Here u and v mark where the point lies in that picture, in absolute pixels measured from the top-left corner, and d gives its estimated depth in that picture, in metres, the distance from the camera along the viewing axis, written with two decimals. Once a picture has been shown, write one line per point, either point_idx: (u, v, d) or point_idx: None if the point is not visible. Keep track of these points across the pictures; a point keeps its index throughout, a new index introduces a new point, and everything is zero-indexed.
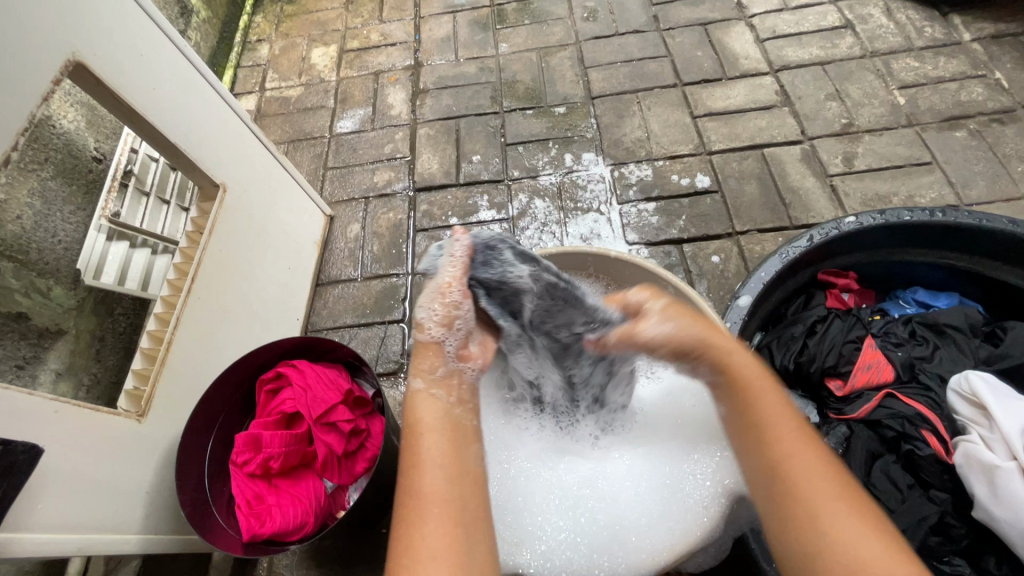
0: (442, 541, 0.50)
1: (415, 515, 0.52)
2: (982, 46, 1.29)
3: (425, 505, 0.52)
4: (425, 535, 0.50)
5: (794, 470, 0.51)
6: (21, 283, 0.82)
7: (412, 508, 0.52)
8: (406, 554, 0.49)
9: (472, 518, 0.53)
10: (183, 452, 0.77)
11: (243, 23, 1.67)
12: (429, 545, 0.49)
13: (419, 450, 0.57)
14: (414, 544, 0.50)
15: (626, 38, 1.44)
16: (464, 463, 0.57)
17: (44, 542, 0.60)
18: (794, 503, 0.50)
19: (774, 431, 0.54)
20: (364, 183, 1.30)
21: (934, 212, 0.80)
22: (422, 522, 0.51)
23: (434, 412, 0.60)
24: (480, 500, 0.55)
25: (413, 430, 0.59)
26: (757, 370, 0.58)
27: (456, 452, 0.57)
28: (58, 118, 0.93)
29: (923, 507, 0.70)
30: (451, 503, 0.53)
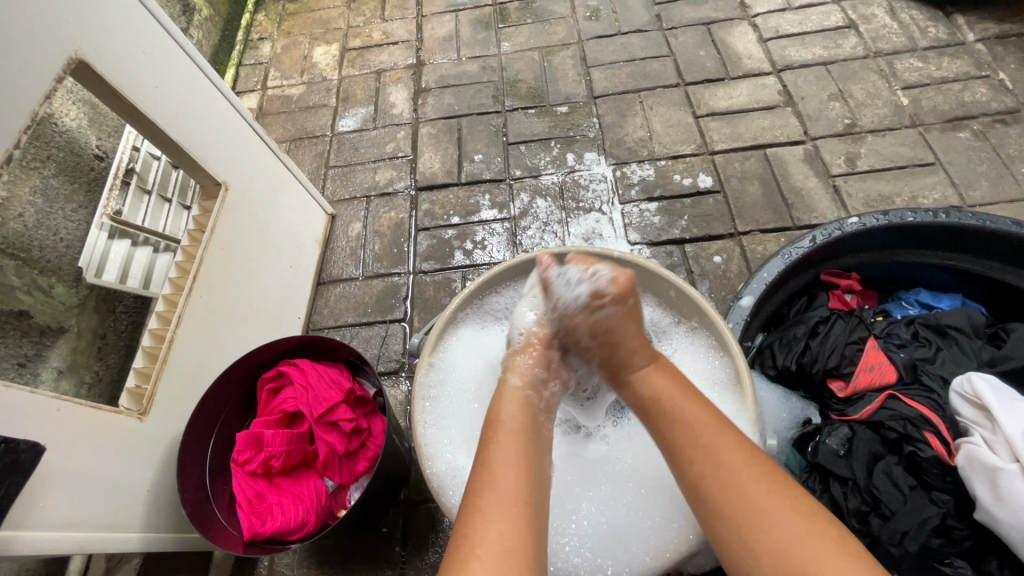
0: (512, 539, 0.50)
1: (488, 508, 0.52)
2: (986, 46, 1.29)
3: (497, 500, 0.53)
4: (492, 530, 0.51)
5: (714, 480, 0.56)
6: (23, 281, 0.82)
7: (485, 501, 0.53)
8: (475, 546, 0.50)
9: (541, 527, 0.54)
10: (186, 450, 0.77)
11: (245, 22, 1.66)
12: (499, 541, 0.50)
13: (498, 448, 0.58)
14: (483, 537, 0.50)
15: (628, 37, 1.44)
16: (540, 471, 0.58)
17: (44, 540, 0.60)
18: (725, 511, 0.54)
19: (693, 439, 0.59)
20: (365, 182, 1.30)
21: (937, 213, 0.79)
22: (493, 516, 0.52)
23: (516, 408, 0.64)
24: (545, 508, 0.56)
25: (493, 427, 0.61)
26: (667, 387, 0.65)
27: (534, 458, 0.58)
28: (60, 116, 0.94)
29: (924, 509, 0.69)
30: (521, 503, 0.53)
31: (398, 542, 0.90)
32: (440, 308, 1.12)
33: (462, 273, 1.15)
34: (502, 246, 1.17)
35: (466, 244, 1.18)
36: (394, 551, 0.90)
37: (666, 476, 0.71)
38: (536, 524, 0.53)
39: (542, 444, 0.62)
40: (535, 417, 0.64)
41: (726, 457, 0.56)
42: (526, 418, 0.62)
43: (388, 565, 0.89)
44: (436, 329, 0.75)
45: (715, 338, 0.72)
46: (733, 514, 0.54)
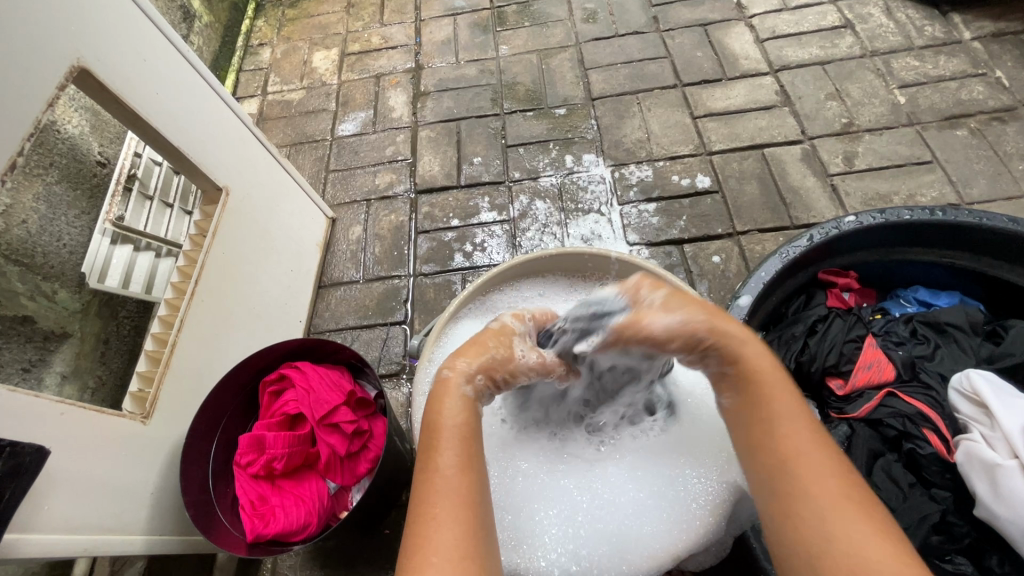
0: (463, 543, 0.50)
1: (438, 514, 0.52)
2: (983, 44, 1.29)
3: (444, 503, 0.53)
4: (443, 536, 0.50)
5: (797, 463, 0.53)
6: (26, 287, 0.83)
7: (434, 506, 0.53)
8: (425, 553, 0.49)
9: (485, 522, 0.54)
10: (189, 452, 0.78)
11: (245, 28, 1.67)
12: (450, 546, 0.50)
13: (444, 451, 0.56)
14: (434, 543, 0.50)
15: (625, 39, 1.45)
16: (481, 468, 0.58)
17: (50, 542, 0.60)
18: (799, 491, 0.52)
19: (770, 423, 0.56)
20: (366, 185, 1.31)
21: (934, 212, 0.80)
22: (438, 525, 0.51)
23: (462, 409, 0.60)
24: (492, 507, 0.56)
25: (434, 432, 0.58)
26: (764, 366, 0.59)
27: (476, 456, 0.58)
28: (63, 123, 0.94)
29: (924, 505, 0.70)
30: (467, 504, 0.53)
31: (400, 543, 0.91)
32: (441, 310, 1.13)
33: (462, 275, 1.16)
34: (502, 248, 1.18)
35: (466, 246, 1.19)
36: (397, 552, 0.90)
37: (661, 474, 0.71)
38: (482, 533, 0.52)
39: (483, 441, 0.61)
40: (476, 417, 0.60)
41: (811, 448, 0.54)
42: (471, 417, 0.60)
43: (391, 566, 0.89)
44: (436, 329, 0.75)
45: None
46: (806, 504, 0.51)
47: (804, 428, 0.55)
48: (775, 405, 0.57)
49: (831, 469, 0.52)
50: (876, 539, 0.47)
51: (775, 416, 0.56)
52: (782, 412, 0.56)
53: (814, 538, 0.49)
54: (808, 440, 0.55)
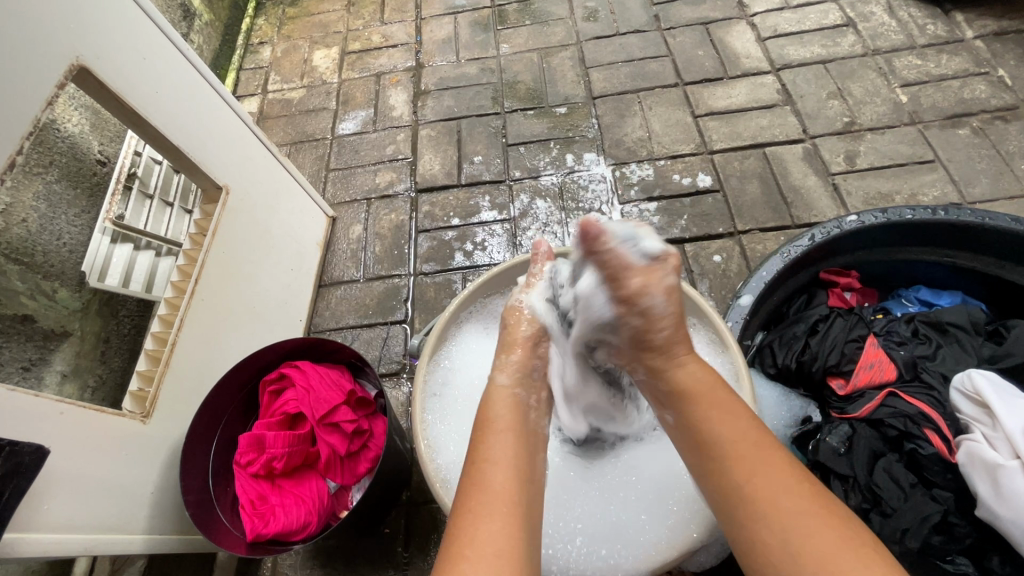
0: (508, 539, 0.51)
1: (482, 508, 0.53)
2: (985, 43, 1.29)
3: (487, 500, 0.53)
4: (486, 531, 0.51)
5: (746, 480, 0.54)
6: (27, 286, 0.83)
7: (478, 500, 0.53)
8: (467, 548, 0.50)
9: (531, 526, 0.54)
10: (189, 451, 0.78)
11: (245, 26, 1.67)
12: (494, 542, 0.50)
13: (488, 449, 0.58)
14: (477, 538, 0.50)
15: (626, 38, 1.44)
16: (531, 471, 0.58)
17: (50, 541, 0.60)
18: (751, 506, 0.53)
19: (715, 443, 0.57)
20: (366, 184, 1.31)
21: (935, 211, 0.79)
22: (484, 521, 0.52)
23: (505, 412, 0.62)
24: (537, 508, 0.56)
25: (486, 429, 0.60)
26: (705, 382, 0.60)
27: (526, 457, 0.58)
28: (63, 122, 0.94)
29: (925, 505, 0.69)
30: (510, 502, 0.53)
31: (400, 543, 0.91)
32: (441, 310, 1.13)
33: (462, 275, 1.16)
34: (502, 247, 1.18)
35: (466, 245, 1.19)
36: (396, 552, 0.90)
37: (662, 473, 0.72)
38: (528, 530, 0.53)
39: (533, 443, 0.61)
40: (522, 417, 0.62)
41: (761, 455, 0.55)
42: (517, 420, 0.62)
43: (390, 565, 0.89)
44: (436, 329, 0.75)
45: (717, 337, 0.73)
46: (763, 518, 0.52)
47: (747, 440, 0.56)
48: (715, 424, 0.57)
49: (777, 477, 0.53)
50: (829, 542, 0.48)
51: (721, 435, 0.57)
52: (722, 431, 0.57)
53: (774, 551, 0.51)
54: (753, 452, 0.55)
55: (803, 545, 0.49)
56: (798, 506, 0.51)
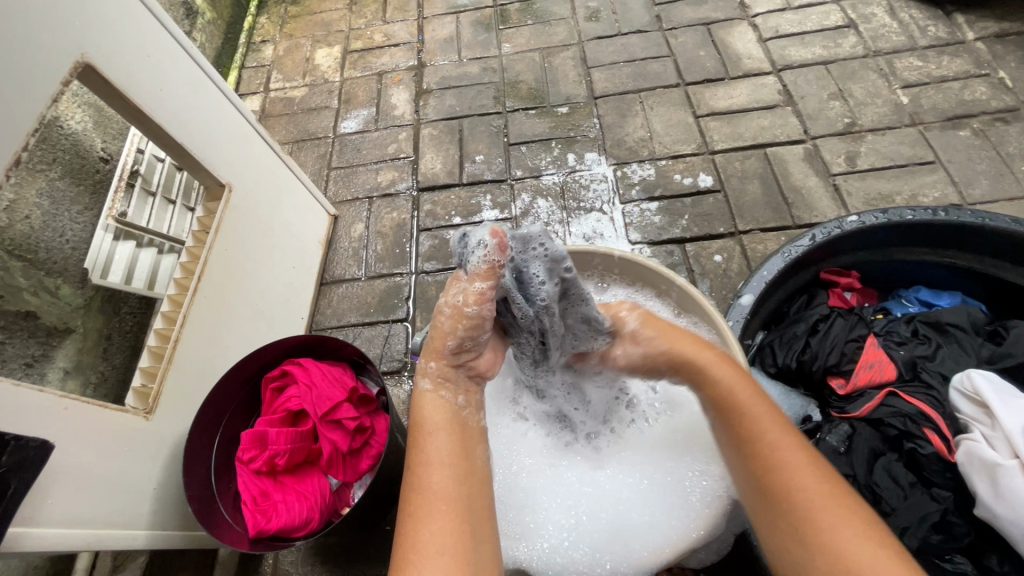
0: (448, 539, 0.51)
1: (421, 510, 0.53)
2: (986, 45, 1.29)
3: (428, 502, 0.53)
4: (427, 533, 0.51)
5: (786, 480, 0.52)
6: (30, 282, 0.83)
7: (418, 503, 0.53)
8: (410, 551, 0.50)
9: (476, 516, 0.54)
10: (192, 447, 0.78)
11: (248, 25, 1.67)
12: (435, 542, 0.51)
13: (427, 448, 0.57)
14: (419, 540, 0.51)
15: (628, 38, 1.44)
16: (471, 462, 0.57)
17: (53, 536, 0.61)
18: (785, 503, 0.52)
19: (756, 440, 0.55)
20: (368, 183, 1.31)
21: (936, 211, 0.80)
22: (423, 521, 0.52)
23: (442, 408, 0.60)
24: (481, 501, 0.56)
25: (419, 430, 0.59)
26: (739, 383, 0.58)
27: (463, 450, 0.58)
28: (66, 119, 0.94)
29: (925, 504, 0.70)
30: (453, 499, 0.53)
31: None
32: None
33: None
34: None
35: None
36: None
37: (664, 470, 0.72)
38: (469, 523, 0.53)
39: (473, 434, 0.61)
40: (456, 410, 0.61)
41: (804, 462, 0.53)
42: (455, 415, 0.60)
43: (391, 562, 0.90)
44: None
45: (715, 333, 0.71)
46: (798, 519, 0.51)
47: (787, 440, 0.54)
48: (753, 421, 0.56)
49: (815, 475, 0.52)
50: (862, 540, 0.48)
51: (764, 436, 0.55)
52: (761, 427, 0.55)
53: (807, 550, 0.50)
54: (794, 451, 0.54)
55: (839, 543, 0.48)
56: (837, 504, 0.50)
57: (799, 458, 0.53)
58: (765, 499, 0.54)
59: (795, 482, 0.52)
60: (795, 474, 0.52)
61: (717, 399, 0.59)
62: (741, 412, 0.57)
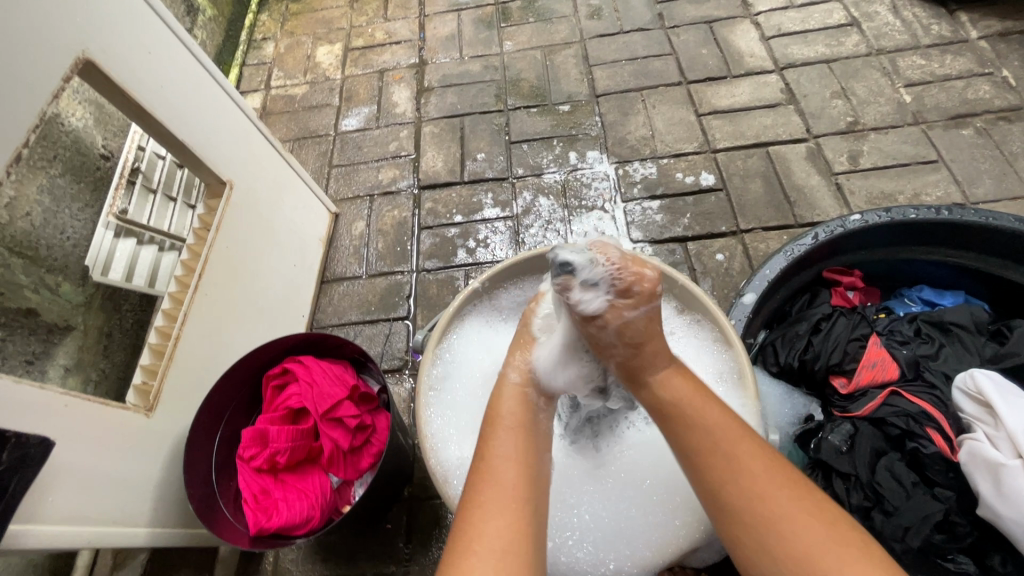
0: (513, 536, 0.50)
1: (489, 504, 0.52)
2: (989, 43, 1.29)
3: (497, 498, 0.53)
4: (492, 527, 0.51)
5: (736, 486, 0.53)
6: (30, 279, 0.83)
7: (485, 496, 0.53)
8: (474, 542, 0.50)
9: (538, 521, 0.54)
10: (193, 445, 0.78)
11: (248, 22, 1.67)
12: (500, 537, 0.50)
13: (497, 445, 0.58)
14: (484, 533, 0.50)
15: (630, 36, 1.44)
16: (538, 467, 0.58)
17: (54, 534, 0.61)
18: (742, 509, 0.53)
19: (708, 445, 0.56)
20: (369, 180, 1.31)
21: (940, 211, 0.79)
22: (490, 516, 0.51)
23: (513, 406, 0.62)
24: (544, 507, 0.56)
25: (493, 426, 0.60)
26: (688, 393, 0.59)
27: (532, 454, 0.58)
28: (68, 114, 0.92)
29: (927, 505, 0.69)
30: (519, 498, 0.53)
31: (402, 538, 0.91)
32: (444, 306, 1.13)
33: (465, 271, 1.16)
34: (505, 244, 1.18)
35: (469, 242, 1.19)
36: (399, 547, 0.90)
37: (666, 469, 0.71)
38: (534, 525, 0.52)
39: (541, 439, 0.61)
40: (529, 416, 0.62)
41: (750, 464, 0.54)
42: (525, 417, 0.61)
43: (392, 560, 0.89)
44: (439, 326, 0.75)
45: (720, 334, 0.73)
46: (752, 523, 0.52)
47: (738, 441, 0.56)
48: (702, 426, 0.57)
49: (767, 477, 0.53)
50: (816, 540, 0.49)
51: (713, 442, 0.56)
52: (709, 432, 0.57)
53: (766, 552, 0.51)
54: (745, 451, 0.55)
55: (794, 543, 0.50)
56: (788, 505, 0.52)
57: (750, 460, 0.54)
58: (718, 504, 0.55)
59: (750, 487, 0.53)
60: (748, 477, 0.53)
61: (672, 406, 0.60)
62: (690, 415, 0.58)
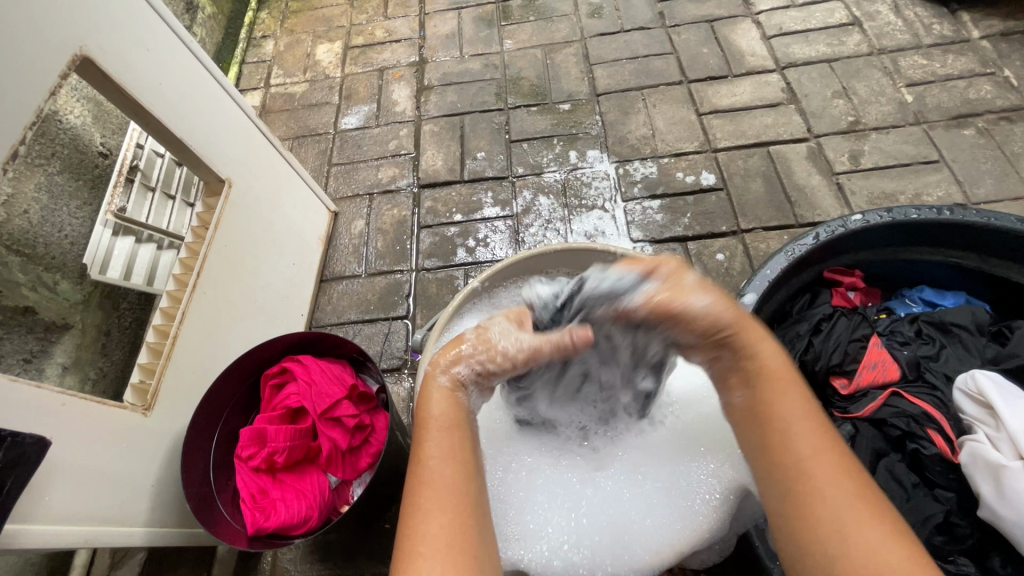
0: (455, 532, 0.50)
1: (429, 503, 0.52)
2: (991, 43, 1.28)
3: (437, 495, 0.53)
4: (433, 524, 0.51)
5: (809, 466, 0.53)
6: (28, 277, 0.82)
7: (426, 497, 0.53)
8: (419, 544, 0.49)
9: (479, 513, 0.54)
10: (189, 444, 0.78)
11: (248, 20, 1.67)
12: (442, 534, 0.50)
13: (432, 440, 0.57)
14: (426, 533, 0.50)
15: (631, 35, 1.44)
16: (473, 460, 0.58)
17: (49, 533, 0.60)
18: (809, 491, 0.52)
19: (785, 421, 0.56)
20: (369, 179, 1.30)
21: (941, 211, 0.79)
22: (431, 514, 0.51)
23: (446, 403, 0.60)
24: (483, 495, 0.56)
25: (422, 425, 0.59)
26: (775, 368, 0.60)
27: (467, 447, 0.58)
28: (65, 113, 0.93)
29: (927, 506, 0.70)
30: (459, 493, 0.53)
31: None
32: (443, 305, 1.12)
33: (465, 270, 1.15)
34: (505, 243, 1.17)
35: (469, 241, 1.18)
36: None
37: (666, 472, 0.71)
38: (474, 516, 0.53)
39: (476, 429, 0.62)
40: (466, 409, 0.61)
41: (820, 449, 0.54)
42: (461, 407, 0.61)
43: (390, 560, 0.89)
44: (439, 324, 0.75)
45: None
46: (817, 502, 0.51)
47: (817, 428, 0.56)
48: (785, 403, 0.57)
49: (836, 468, 0.53)
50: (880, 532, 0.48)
51: (791, 419, 0.56)
52: (790, 410, 0.57)
53: (826, 533, 0.50)
54: (818, 434, 0.55)
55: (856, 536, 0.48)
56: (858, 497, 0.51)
57: (825, 447, 0.54)
58: (786, 477, 0.54)
59: (822, 468, 0.53)
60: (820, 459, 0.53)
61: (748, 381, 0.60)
62: (770, 391, 0.58)
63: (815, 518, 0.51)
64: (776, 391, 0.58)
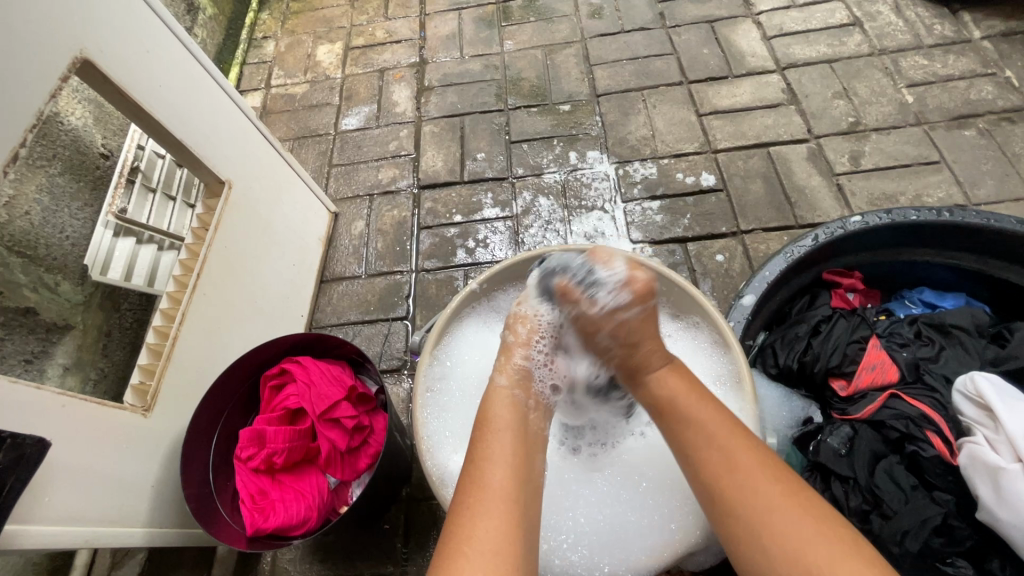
0: (502, 538, 0.50)
1: (478, 505, 0.52)
2: (993, 43, 1.28)
3: (487, 500, 0.53)
4: (483, 528, 0.51)
5: (733, 484, 0.54)
6: (29, 278, 0.83)
7: (477, 501, 0.53)
8: (465, 545, 0.50)
9: (528, 525, 0.53)
10: (189, 445, 0.78)
11: (249, 21, 1.67)
12: (490, 539, 0.50)
13: (488, 445, 0.58)
14: (474, 535, 0.50)
15: (631, 35, 1.44)
16: (529, 470, 0.57)
17: (50, 533, 0.61)
18: (740, 510, 0.53)
19: (706, 441, 0.57)
20: (369, 180, 1.31)
21: (940, 212, 0.79)
22: (482, 518, 0.51)
23: (506, 409, 0.62)
24: (536, 508, 0.56)
25: (484, 425, 0.60)
26: (683, 392, 0.61)
27: (524, 456, 0.58)
28: (66, 114, 0.94)
29: (926, 508, 0.69)
30: (509, 502, 0.53)
31: (399, 539, 0.91)
32: (443, 306, 1.13)
33: (465, 271, 1.16)
34: (504, 244, 1.18)
35: (469, 242, 1.19)
36: (396, 548, 0.90)
37: (663, 474, 0.71)
38: (524, 526, 0.52)
39: (533, 440, 0.61)
40: (525, 413, 0.62)
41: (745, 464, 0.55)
42: (518, 415, 0.61)
43: (389, 561, 0.89)
44: (437, 327, 0.75)
45: (719, 338, 0.72)
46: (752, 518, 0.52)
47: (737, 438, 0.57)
48: (699, 422, 0.58)
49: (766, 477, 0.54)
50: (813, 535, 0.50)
51: (710, 436, 0.57)
52: (705, 427, 0.58)
53: (767, 549, 0.51)
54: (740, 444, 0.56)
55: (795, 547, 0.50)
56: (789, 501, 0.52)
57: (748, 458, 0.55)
58: (720, 501, 0.55)
59: (749, 484, 0.54)
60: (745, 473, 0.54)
61: (665, 408, 0.62)
62: (686, 415, 0.59)
63: (754, 535, 0.52)
64: (689, 411, 0.60)
